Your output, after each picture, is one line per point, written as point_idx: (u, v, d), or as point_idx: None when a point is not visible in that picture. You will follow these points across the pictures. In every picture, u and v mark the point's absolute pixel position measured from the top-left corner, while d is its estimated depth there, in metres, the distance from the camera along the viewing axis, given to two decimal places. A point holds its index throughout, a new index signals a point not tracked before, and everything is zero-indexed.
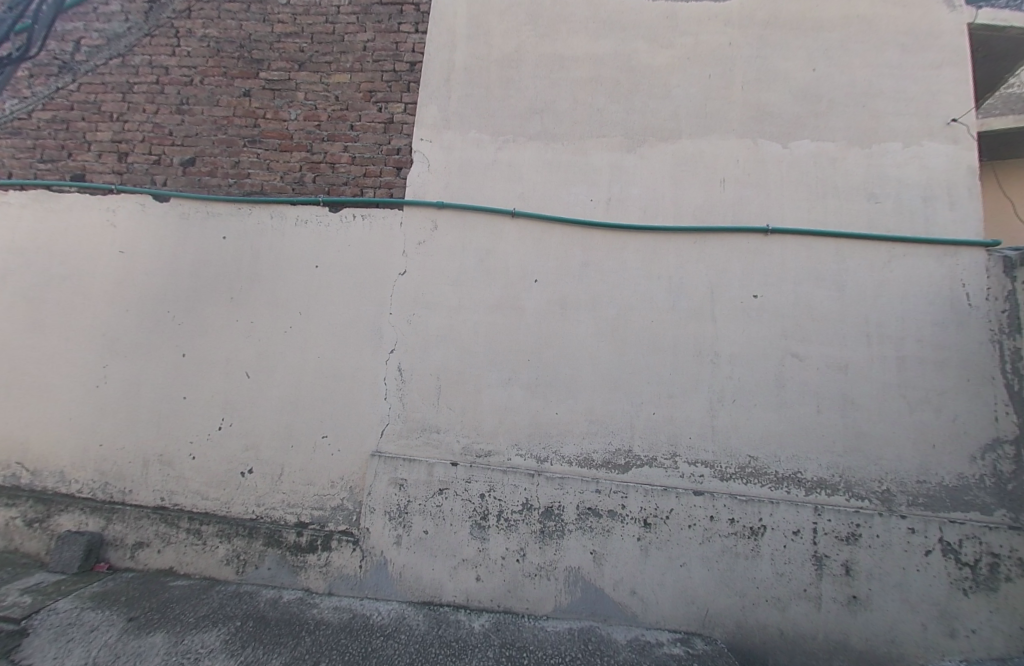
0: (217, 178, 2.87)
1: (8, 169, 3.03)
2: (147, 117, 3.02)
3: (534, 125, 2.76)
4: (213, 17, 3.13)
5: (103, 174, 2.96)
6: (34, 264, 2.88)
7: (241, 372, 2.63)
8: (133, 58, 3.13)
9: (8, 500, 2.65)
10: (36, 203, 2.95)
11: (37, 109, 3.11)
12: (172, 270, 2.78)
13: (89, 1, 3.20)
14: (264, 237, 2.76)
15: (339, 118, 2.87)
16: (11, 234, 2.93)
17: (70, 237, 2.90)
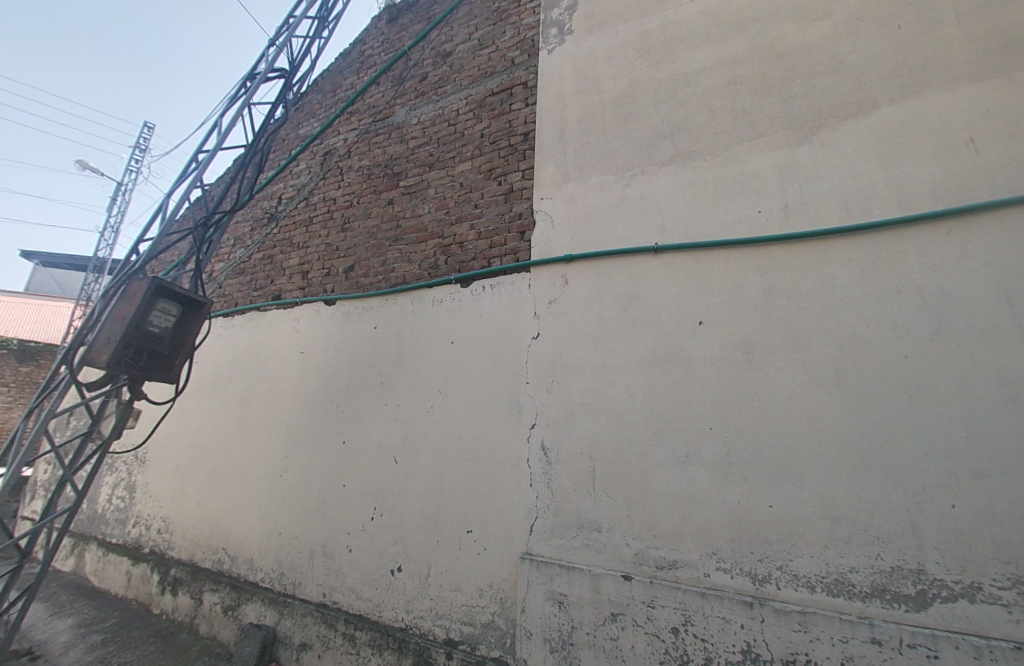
0: (369, 277, 3.16)
1: (235, 301, 3.89)
2: (321, 240, 3.61)
3: (665, 151, 2.39)
4: (365, 151, 3.74)
5: (292, 291, 3.55)
6: (247, 371, 3.46)
7: (389, 459, 2.57)
8: (313, 198, 3.88)
9: (213, 585, 2.93)
10: (250, 321, 3.65)
11: (253, 252, 4.02)
12: (336, 363, 3.03)
13: (288, 167, 4.19)
14: (406, 322, 2.85)
15: (464, 201, 2.97)
16: (233, 348, 3.63)
17: (268, 345, 3.45)
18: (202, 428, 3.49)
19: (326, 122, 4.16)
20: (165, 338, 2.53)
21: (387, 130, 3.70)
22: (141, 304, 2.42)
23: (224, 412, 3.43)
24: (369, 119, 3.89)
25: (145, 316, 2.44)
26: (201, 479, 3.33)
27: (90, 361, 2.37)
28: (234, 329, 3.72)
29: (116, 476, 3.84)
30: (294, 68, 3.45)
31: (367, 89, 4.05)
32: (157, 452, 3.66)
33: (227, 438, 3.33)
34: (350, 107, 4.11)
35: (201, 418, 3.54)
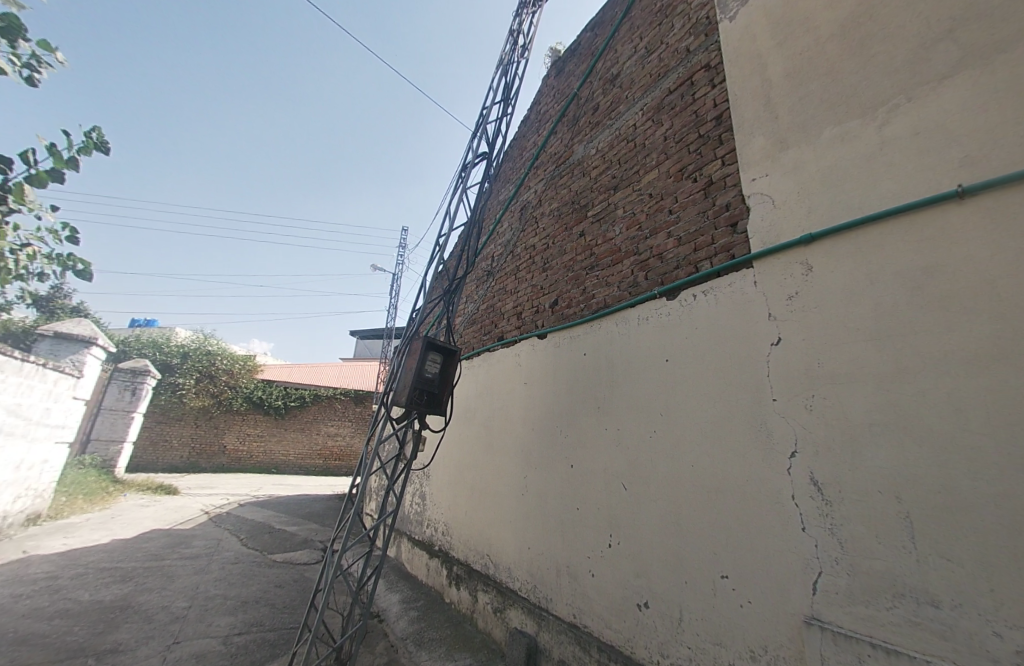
0: (573, 308, 3.29)
1: (471, 346, 4.66)
2: (527, 283, 4.00)
3: (942, 63, 1.71)
4: (553, 195, 4.03)
5: (510, 332, 4.02)
6: (487, 403, 4.02)
7: (619, 485, 2.50)
8: (517, 248, 4.38)
9: (484, 585, 3.37)
10: (484, 361, 4.26)
11: (479, 305, 4.79)
12: (556, 390, 3.20)
13: (496, 229, 4.89)
14: (615, 343, 2.78)
15: (657, 210, 2.80)
16: (475, 384, 4.31)
17: (499, 378, 3.95)
18: (461, 451, 4.22)
19: (519, 181, 4.70)
20: (435, 381, 3.18)
21: (570, 169, 3.90)
22: (420, 356, 3.13)
23: (475, 438, 4.05)
24: (553, 165, 4.19)
25: (423, 365, 3.14)
26: (465, 495, 3.98)
27: (394, 401, 3.16)
28: (473, 369, 4.42)
29: (414, 485, 4.99)
30: (491, 148, 4.07)
31: (548, 141, 4.41)
32: (435, 471, 4.61)
33: (479, 461, 3.90)
34: (536, 161, 4.54)
35: (460, 443, 4.27)
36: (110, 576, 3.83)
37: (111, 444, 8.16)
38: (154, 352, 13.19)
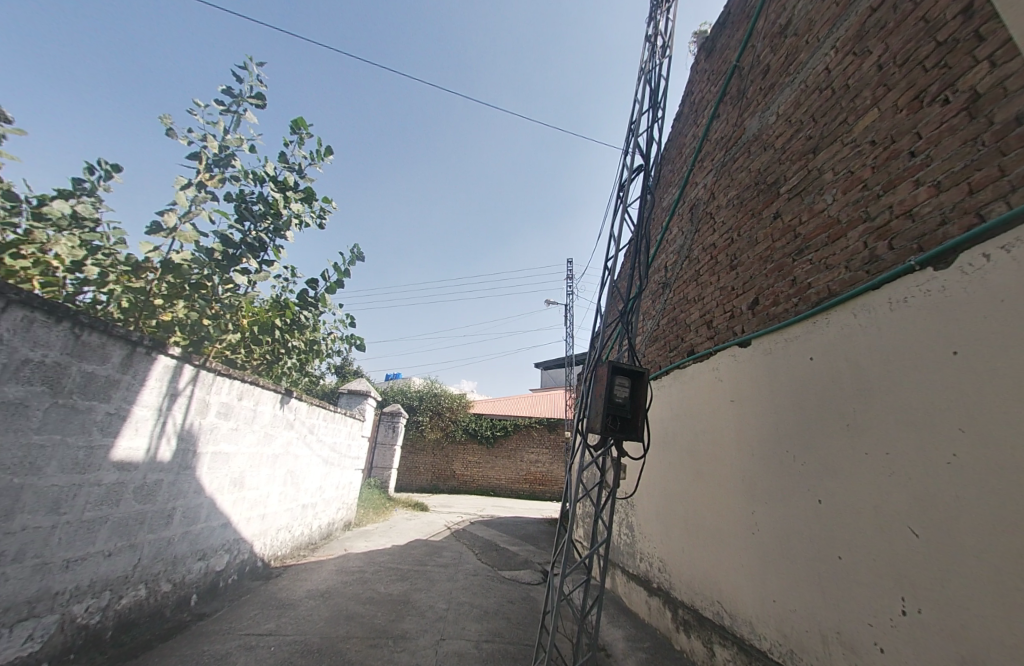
0: (782, 304, 2.75)
1: (658, 364, 4.38)
2: (714, 287, 3.56)
3: None
4: (728, 183, 3.56)
5: (703, 343, 3.61)
6: (687, 424, 3.63)
7: (901, 527, 1.86)
8: (693, 251, 3.99)
9: (721, 638, 2.89)
10: (676, 378, 3.91)
11: (660, 320, 4.50)
12: (776, 405, 2.64)
13: (665, 236, 4.62)
14: (856, 338, 2.16)
15: (888, 159, 2.15)
16: (670, 406, 3.96)
17: (698, 398, 3.53)
18: (666, 479, 3.88)
19: (683, 180, 4.37)
20: (626, 405, 3.06)
21: (744, 148, 3.40)
22: (607, 382, 3.04)
23: (680, 465, 3.67)
24: (722, 151, 3.73)
25: (611, 391, 3.05)
26: (678, 529, 3.60)
27: (589, 429, 3.12)
28: (665, 389, 4.10)
29: (620, 514, 4.80)
30: (647, 157, 3.89)
31: (710, 128, 3.97)
32: (640, 500, 4.35)
33: (689, 491, 3.50)
34: (700, 154, 4.13)
35: (663, 470, 3.94)
36: (392, 574, 4.83)
37: (384, 470, 10.55)
38: (401, 396, 16.72)
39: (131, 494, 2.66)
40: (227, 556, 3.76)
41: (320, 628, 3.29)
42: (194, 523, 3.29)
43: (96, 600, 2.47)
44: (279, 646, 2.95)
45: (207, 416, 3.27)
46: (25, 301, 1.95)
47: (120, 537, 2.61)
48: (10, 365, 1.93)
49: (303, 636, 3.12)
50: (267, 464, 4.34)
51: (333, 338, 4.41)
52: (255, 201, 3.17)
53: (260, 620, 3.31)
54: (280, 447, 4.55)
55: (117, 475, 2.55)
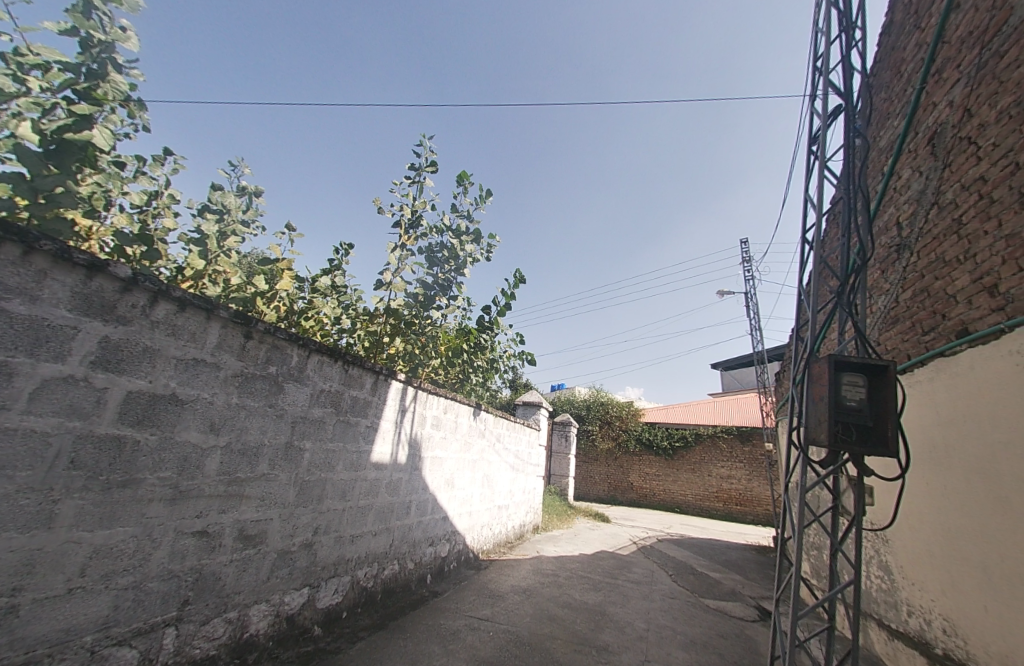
0: None
1: (905, 352, 3.48)
2: (995, 236, 2.66)
3: None
4: (998, 89, 2.69)
5: (984, 317, 2.71)
6: (972, 433, 2.74)
7: None
8: (946, 195, 3.10)
9: None
10: (941, 372, 3.02)
11: (901, 293, 3.57)
12: None
13: (891, 185, 3.75)
14: None
15: None
16: (936, 408, 3.06)
17: (990, 395, 2.61)
18: (942, 507, 2.96)
19: (910, 107, 3.51)
20: (864, 410, 2.50)
21: (1019, 35, 2.57)
22: (832, 382, 2.55)
23: (964, 487, 2.77)
24: (976, 50, 2.89)
25: (838, 392, 2.54)
26: (972, 576, 2.67)
27: (811, 439, 2.66)
28: (924, 385, 3.20)
29: (869, 551, 3.87)
30: (848, 94, 3.19)
31: (946, 25, 3.18)
32: (900, 533, 3.40)
33: (986, 522, 2.59)
34: (934, 62, 3.30)
35: (934, 493, 3.04)
36: (585, 582, 4.96)
37: (562, 477, 10.95)
38: (570, 405, 17.18)
39: (385, 489, 3.45)
40: (449, 545, 4.49)
41: (528, 623, 3.59)
42: (424, 515, 4.04)
43: (371, 568, 3.28)
44: (496, 632, 3.35)
45: (425, 427, 4.02)
46: (320, 349, 2.77)
47: (380, 522, 3.40)
48: (316, 394, 2.76)
49: (513, 627, 3.47)
50: (469, 468, 5.04)
51: (507, 356, 4.89)
52: (440, 249, 3.81)
53: (480, 605, 3.81)
54: (477, 453, 5.23)
55: (375, 472, 3.34)
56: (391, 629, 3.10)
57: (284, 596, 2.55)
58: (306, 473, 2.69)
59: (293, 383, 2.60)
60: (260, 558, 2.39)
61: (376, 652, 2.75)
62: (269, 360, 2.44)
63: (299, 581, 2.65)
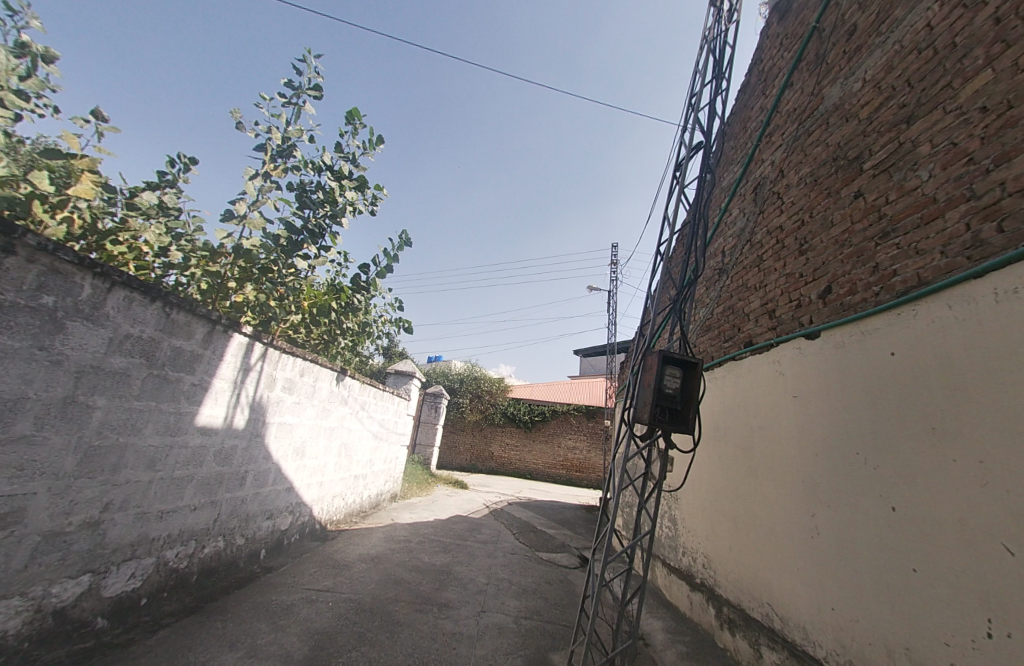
0: (860, 293, 2.52)
1: (711, 355, 4.26)
2: (779, 274, 3.37)
3: None
4: (802, 158, 3.34)
5: (762, 333, 3.44)
6: (740, 421, 3.48)
7: (992, 542, 1.67)
8: (756, 235, 3.80)
9: (770, 641, 2.74)
10: (729, 371, 3.77)
11: (715, 307, 4.33)
12: (848, 406, 2.42)
13: (724, 218, 4.47)
14: (951, 334, 1.92)
15: (1005, 127, 1.90)
16: (722, 398, 3.82)
17: (756, 390, 3.33)
18: (716, 475, 3.72)
19: (747, 158, 4.18)
20: (677, 396, 2.98)
21: (822, 119, 3.18)
22: (658, 371, 2.98)
23: (730, 461, 3.54)
24: (795, 124, 3.52)
25: (661, 380, 2.98)
26: (725, 528, 3.46)
27: (636, 419, 3.08)
28: (717, 382, 3.97)
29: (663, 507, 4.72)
30: (708, 134, 3.67)
31: (781, 98, 3.78)
32: (685, 495, 4.23)
33: (739, 489, 3.34)
34: (769, 125, 3.94)
35: (711, 464, 3.82)
36: (436, 546, 5.07)
37: (427, 447, 10.94)
38: (444, 377, 17.17)
39: (212, 457, 2.96)
40: (291, 517, 4.10)
41: (372, 590, 3.52)
42: (263, 486, 3.60)
43: (184, 547, 2.80)
44: (336, 602, 3.20)
45: (274, 390, 3.55)
46: (128, 283, 2.18)
47: (203, 494, 2.92)
48: (116, 340, 2.18)
49: (355, 594, 3.37)
50: (324, 435, 4.64)
51: (381, 321, 4.58)
52: (314, 189, 3.32)
53: (320, 577, 3.59)
54: (336, 420, 4.84)
55: (201, 438, 2.84)
56: (206, 611, 2.72)
57: (51, 586, 2.01)
58: (96, 436, 2.13)
59: (82, 323, 2.00)
60: (13, 544, 1.83)
61: (183, 639, 2.38)
62: (43, 288, 1.83)
63: (76, 568, 2.12)
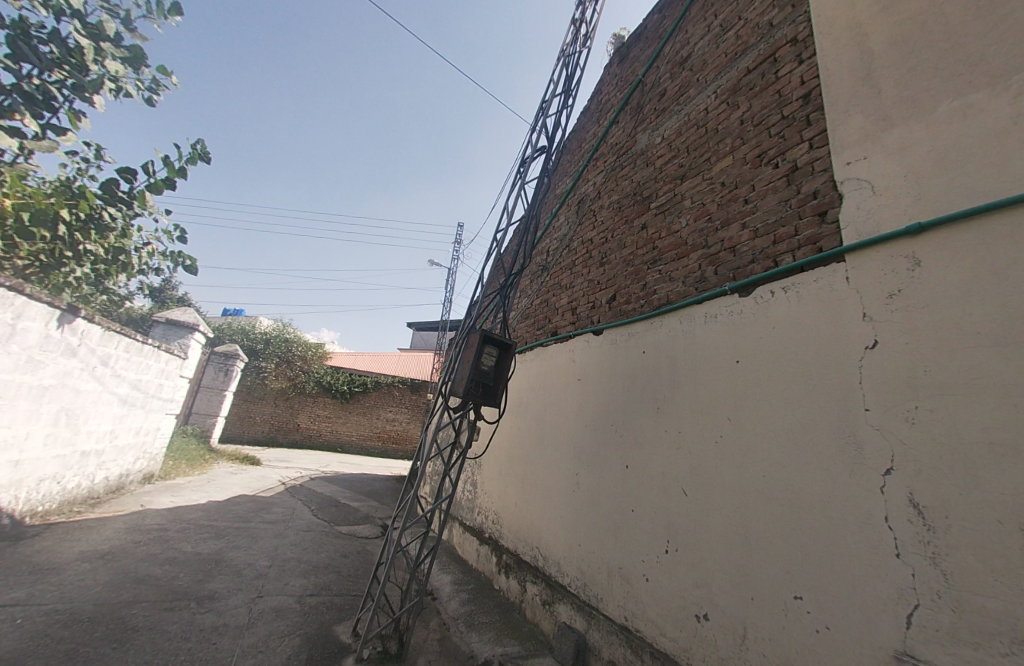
0: (633, 303, 3.19)
1: (524, 340, 4.77)
2: (584, 278, 3.98)
3: None
4: (615, 185, 3.98)
5: (565, 326, 4.02)
6: (538, 397, 4.02)
7: (678, 489, 2.36)
8: (574, 241, 4.39)
9: (533, 577, 3.31)
10: (537, 355, 4.29)
11: (534, 298, 4.85)
12: (613, 389, 3.05)
13: (552, 221, 5.00)
14: (679, 340, 2.62)
15: (730, 201, 2.65)
16: (528, 376, 4.33)
17: (554, 372, 3.89)
18: (513, 444, 4.22)
19: (578, 173, 4.75)
20: (491, 373, 3.26)
21: (633, 157, 3.85)
22: (477, 349, 3.20)
23: (525, 432, 4.05)
24: (614, 155, 4.17)
25: (479, 357, 3.21)
26: (514, 489, 3.97)
27: (452, 392, 3.25)
28: (525, 363, 4.48)
29: (466, 472, 5.11)
30: (550, 140, 4.03)
31: (609, 129, 4.41)
32: (486, 463, 4.67)
33: (529, 456, 3.87)
34: (597, 150, 4.56)
35: (511, 434, 4.31)
36: (204, 531, 4.33)
37: (208, 416, 9.15)
38: (242, 337, 14.51)
39: None
40: None
41: (96, 594, 2.80)
42: None
43: None
44: (31, 617, 2.42)
45: None
46: None
47: None
48: None
49: (67, 604, 2.61)
50: (28, 398, 3.41)
51: (151, 250, 3.62)
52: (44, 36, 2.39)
53: (2, 588, 2.66)
54: (53, 377, 3.62)
55: None
56: None
57: None
58: None
59: None
60: None
61: None
62: None
63: None
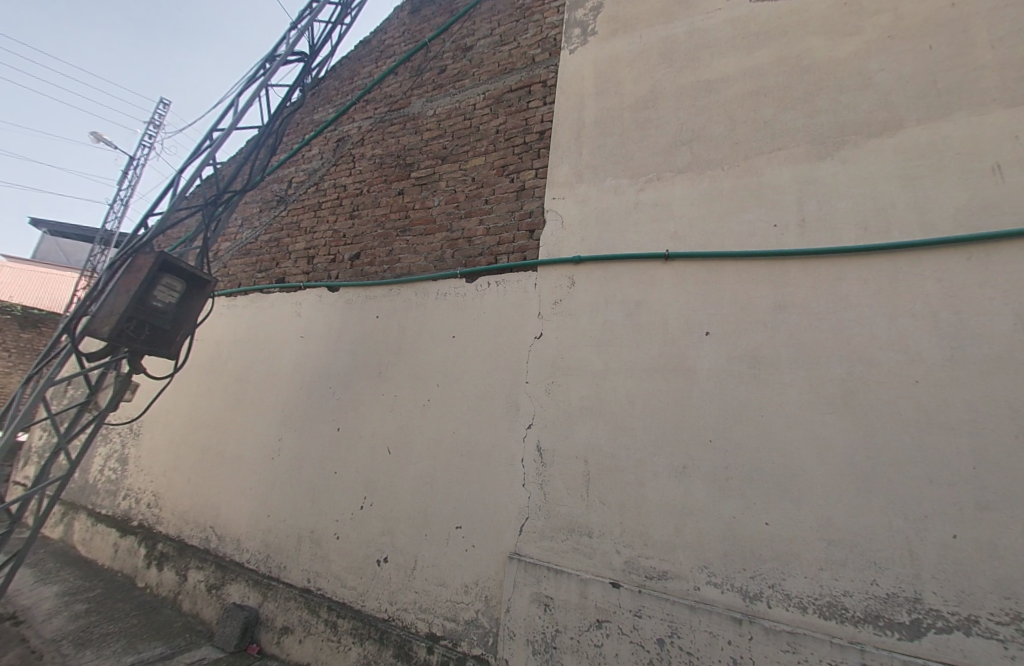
0: (375, 266, 3.15)
1: (238, 280, 3.95)
2: (328, 227, 3.65)
3: (669, 159, 2.41)
4: (379, 139, 3.81)
5: (295, 274, 3.57)
6: (245, 351, 3.44)
7: (383, 448, 2.52)
8: (324, 183, 3.95)
9: (199, 562, 2.84)
10: (251, 303, 3.64)
11: (262, 234, 4.08)
12: (337, 350, 2.94)
13: (301, 151, 4.32)
14: (409, 312, 2.78)
15: (475, 196, 2.99)
16: (234, 326, 3.63)
17: (270, 326, 3.41)
18: (198, 404, 3.45)
19: (342, 109, 4.28)
20: (168, 313, 2.57)
21: (402, 120, 3.77)
22: (149, 278, 2.45)
23: (220, 389, 3.39)
24: (384, 109, 3.98)
25: (150, 289, 2.47)
26: (192, 456, 3.27)
27: (94, 329, 2.37)
28: (233, 310, 3.73)
29: (109, 447, 3.80)
30: (313, 55, 3.47)
31: (384, 79, 4.16)
32: (147, 429, 3.60)
33: (219, 419, 3.27)
34: (368, 94, 4.23)
35: (196, 392, 3.51)
36: None
37: None
38: None
39: None
40: None
41: None
42: None
43: None
44: None
45: None
46: None
47: None
48: None
49: None
50: None
51: None
52: None
53: None
54: None
55: None
56: None
57: None
58: None
59: None
60: None
61: None
62: None
63: None
